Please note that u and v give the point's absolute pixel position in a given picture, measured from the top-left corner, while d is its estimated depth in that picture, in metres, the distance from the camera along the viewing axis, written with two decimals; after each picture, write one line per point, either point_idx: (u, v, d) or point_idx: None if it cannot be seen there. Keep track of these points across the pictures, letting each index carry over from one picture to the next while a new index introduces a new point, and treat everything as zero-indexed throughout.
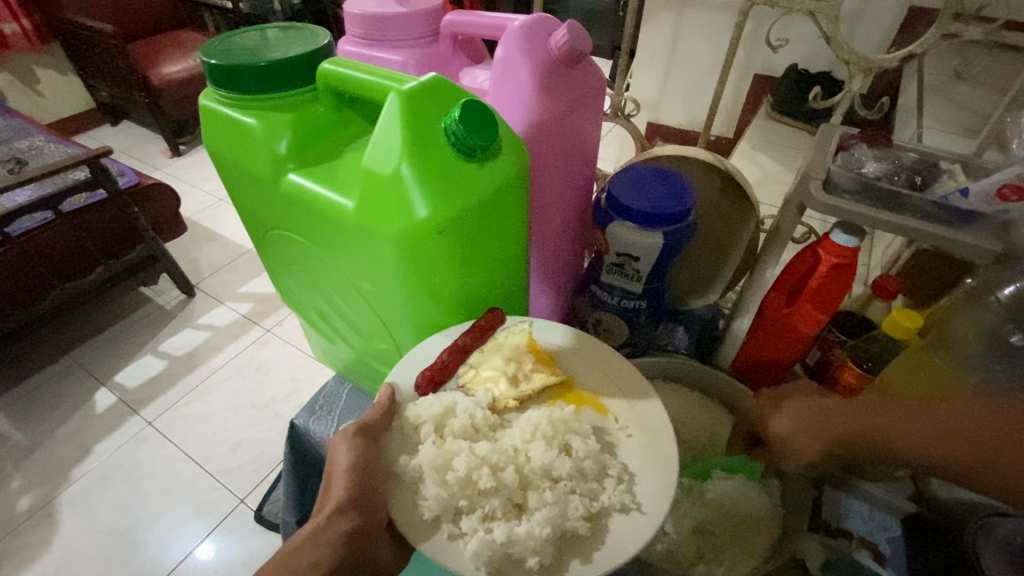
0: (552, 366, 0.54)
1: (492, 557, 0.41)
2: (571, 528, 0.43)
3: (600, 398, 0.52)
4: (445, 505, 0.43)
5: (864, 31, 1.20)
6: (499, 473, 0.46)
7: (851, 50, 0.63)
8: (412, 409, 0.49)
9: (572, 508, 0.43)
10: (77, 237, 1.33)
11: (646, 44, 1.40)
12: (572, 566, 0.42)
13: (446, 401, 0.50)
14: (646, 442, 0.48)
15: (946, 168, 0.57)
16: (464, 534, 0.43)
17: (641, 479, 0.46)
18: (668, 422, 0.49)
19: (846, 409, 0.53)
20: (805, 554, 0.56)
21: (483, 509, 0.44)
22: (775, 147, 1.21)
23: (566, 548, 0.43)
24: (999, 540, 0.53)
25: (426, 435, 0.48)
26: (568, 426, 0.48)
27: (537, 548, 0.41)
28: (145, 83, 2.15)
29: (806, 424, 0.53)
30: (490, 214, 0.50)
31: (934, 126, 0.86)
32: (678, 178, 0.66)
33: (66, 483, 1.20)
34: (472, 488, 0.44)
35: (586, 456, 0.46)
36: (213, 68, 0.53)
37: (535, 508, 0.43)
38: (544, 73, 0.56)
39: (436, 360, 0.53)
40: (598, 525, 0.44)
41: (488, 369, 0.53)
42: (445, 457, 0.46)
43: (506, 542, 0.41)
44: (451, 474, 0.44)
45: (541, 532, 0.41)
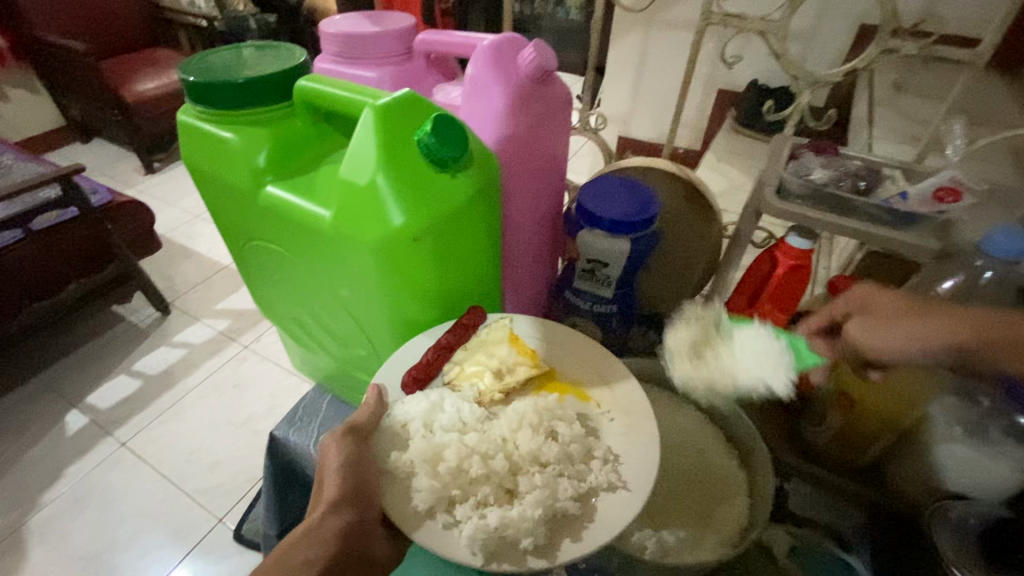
0: (536, 359, 0.55)
1: (488, 540, 0.43)
2: (562, 509, 0.45)
3: (582, 386, 0.55)
4: (439, 495, 0.45)
5: (819, 47, 1.27)
6: (489, 461, 0.48)
7: (799, 66, 0.68)
8: (400, 408, 0.51)
9: (561, 490, 0.45)
10: (47, 256, 1.31)
11: (615, 61, 1.45)
12: (564, 545, 0.44)
13: (433, 398, 0.51)
14: (626, 424, 0.51)
15: (888, 174, 0.62)
16: (458, 523, 0.45)
17: (625, 458, 0.49)
18: (646, 401, 0.52)
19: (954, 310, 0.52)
20: (772, 542, 0.60)
21: (476, 496, 0.46)
22: (740, 157, 1.26)
23: (557, 528, 0.45)
24: (955, 522, 0.53)
25: (416, 432, 0.49)
26: (552, 413, 0.51)
27: (530, 529, 0.43)
28: (118, 101, 2.13)
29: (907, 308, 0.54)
30: (464, 222, 0.53)
31: (883, 136, 0.91)
32: (643, 188, 0.70)
33: (35, 508, 1.17)
34: (463, 477, 0.47)
35: (571, 439, 0.49)
36: (191, 85, 0.54)
37: (526, 492, 0.46)
38: (514, 91, 0.59)
39: (421, 359, 0.55)
40: (586, 504, 0.46)
41: (473, 365, 0.55)
42: (435, 450, 0.48)
43: (500, 526, 0.43)
44: (442, 466, 0.47)
45: (533, 514, 0.43)
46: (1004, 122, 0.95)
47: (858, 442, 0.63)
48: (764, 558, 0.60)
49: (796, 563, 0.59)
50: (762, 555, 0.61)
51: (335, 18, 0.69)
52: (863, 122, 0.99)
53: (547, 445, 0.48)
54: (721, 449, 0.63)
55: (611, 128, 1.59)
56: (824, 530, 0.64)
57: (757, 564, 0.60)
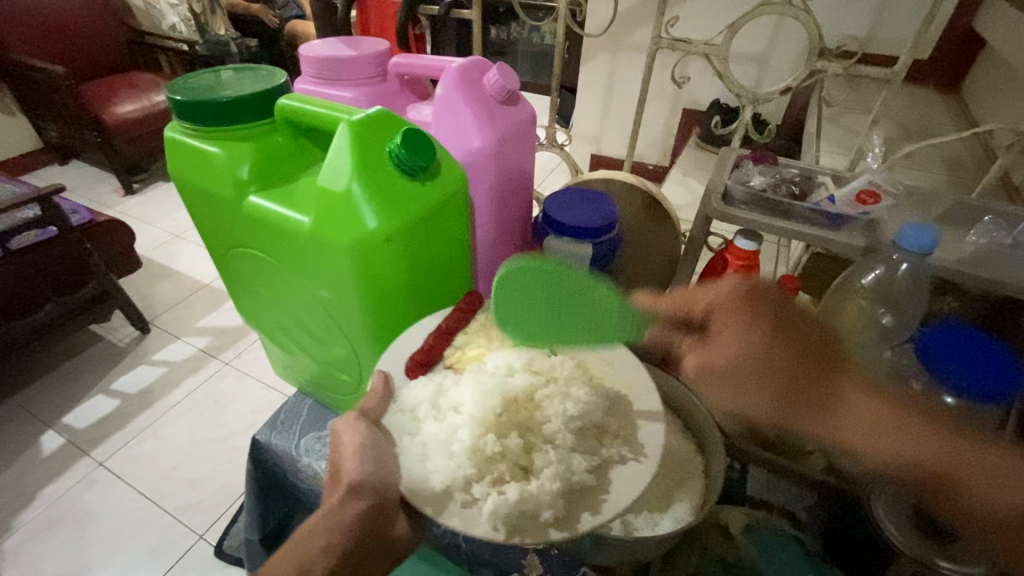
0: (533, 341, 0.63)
1: (509, 514, 0.46)
2: (579, 482, 0.48)
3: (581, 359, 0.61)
4: (455, 475, 0.48)
5: (773, 68, 1.36)
6: (504, 439, 0.51)
7: (742, 86, 0.74)
8: (407, 392, 0.56)
9: (577, 464, 0.49)
10: (25, 276, 1.32)
11: (584, 83, 1.53)
12: (584, 517, 0.47)
13: (438, 381, 0.57)
14: (626, 399, 0.58)
15: (820, 180, 0.69)
16: (476, 501, 0.48)
17: (635, 428, 0.54)
18: (646, 377, 0.59)
19: (791, 374, 0.50)
20: (729, 520, 0.64)
21: (493, 474, 0.49)
22: (703, 171, 1.33)
23: (576, 502, 0.48)
24: (891, 493, 0.57)
25: (426, 415, 0.54)
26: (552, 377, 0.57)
27: (550, 501, 0.46)
28: (97, 123, 2.15)
29: (753, 361, 0.50)
30: (431, 226, 0.57)
31: (827, 149, 0.99)
32: (603, 199, 0.75)
33: (10, 531, 1.15)
34: (480, 455, 0.50)
35: (588, 406, 0.53)
36: (177, 104, 0.58)
37: (542, 468, 0.48)
38: (480, 106, 0.64)
39: (424, 343, 0.60)
40: (602, 476, 0.50)
41: (473, 349, 0.61)
42: (450, 430, 0.52)
43: (521, 500, 0.46)
44: (457, 446, 0.50)
45: (552, 487, 0.47)
46: (935, 135, 1.05)
47: None
48: (720, 534, 0.65)
49: (749, 539, 0.63)
50: (719, 532, 0.65)
51: (315, 42, 0.74)
52: (811, 137, 1.08)
53: (556, 421, 0.52)
54: (684, 437, 0.68)
55: (582, 146, 1.66)
56: (779, 511, 0.68)
57: (712, 540, 0.64)
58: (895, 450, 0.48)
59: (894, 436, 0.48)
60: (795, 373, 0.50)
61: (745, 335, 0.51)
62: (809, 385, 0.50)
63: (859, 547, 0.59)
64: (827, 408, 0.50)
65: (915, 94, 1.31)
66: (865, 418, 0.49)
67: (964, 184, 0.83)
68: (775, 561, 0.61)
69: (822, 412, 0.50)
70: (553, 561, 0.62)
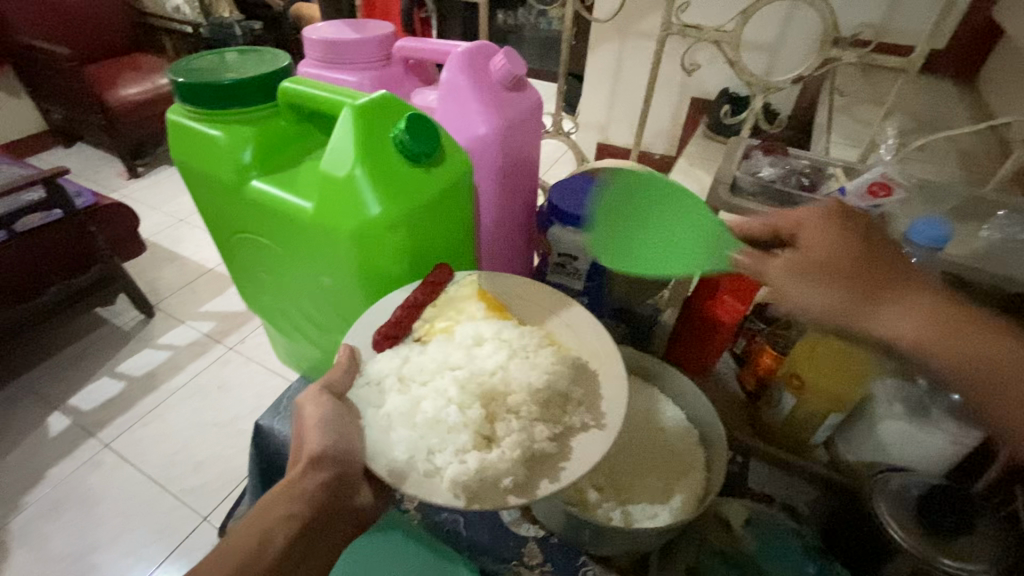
0: (505, 312, 0.58)
1: (468, 483, 0.44)
2: (539, 449, 0.46)
3: (551, 334, 0.58)
4: (417, 445, 0.46)
5: (785, 56, 1.34)
6: (465, 411, 0.48)
7: (752, 74, 0.73)
8: (374, 365, 0.53)
9: (538, 432, 0.46)
10: (30, 258, 1.32)
11: (590, 69, 1.50)
12: (542, 485, 0.45)
13: (405, 353, 0.53)
14: (593, 368, 0.54)
15: (830, 172, 0.68)
16: (440, 469, 0.45)
17: (600, 391, 0.51)
18: (610, 339, 0.55)
19: (870, 273, 0.49)
20: (728, 513, 0.65)
21: (454, 444, 0.46)
22: (710, 161, 1.32)
23: (535, 469, 0.46)
24: (897, 492, 0.57)
25: (391, 387, 0.51)
26: (519, 345, 0.54)
27: (509, 468, 0.44)
28: (101, 106, 2.14)
29: (824, 261, 0.50)
30: (436, 213, 0.57)
31: (838, 141, 0.98)
32: (611, 188, 0.74)
33: (19, 508, 1.17)
34: (441, 426, 0.47)
35: (553, 375, 0.50)
36: (180, 86, 0.58)
37: (503, 437, 0.46)
38: (486, 92, 0.63)
39: (392, 316, 0.56)
40: (564, 444, 0.48)
41: (444, 321, 0.56)
42: (413, 403, 0.49)
43: (481, 467, 0.44)
44: (420, 416, 0.48)
45: (512, 454, 0.45)
46: (948, 127, 1.03)
47: (809, 423, 0.69)
48: (721, 526, 0.64)
49: (751, 532, 0.63)
50: (720, 526, 0.64)
51: (318, 24, 0.73)
52: (822, 128, 1.06)
53: (520, 393, 0.49)
54: (687, 425, 0.68)
55: (589, 134, 1.64)
56: (779, 504, 0.69)
57: (710, 528, 0.64)
58: (956, 359, 0.47)
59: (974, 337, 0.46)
60: (870, 272, 0.49)
61: (822, 226, 0.52)
62: (889, 286, 0.48)
63: (857, 538, 0.60)
64: (908, 310, 0.48)
65: (929, 85, 1.28)
66: (940, 316, 0.48)
67: (977, 178, 0.81)
68: (773, 556, 0.61)
69: (904, 314, 0.48)
70: (552, 550, 0.64)
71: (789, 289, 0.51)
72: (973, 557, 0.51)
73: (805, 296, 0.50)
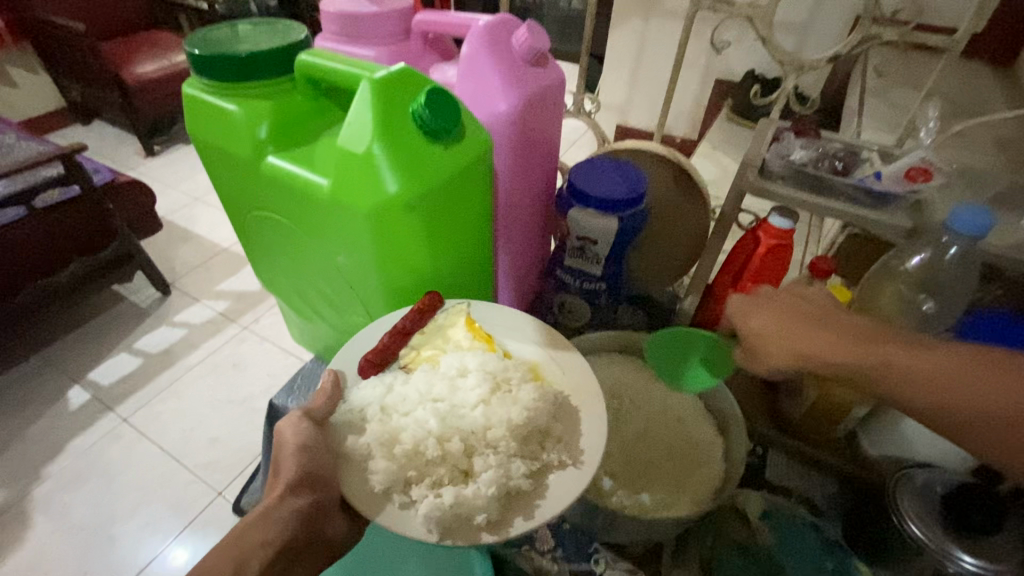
0: (492, 344, 0.57)
1: (443, 517, 0.44)
2: (515, 486, 0.46)
3: (534, 367, 0.56)
4: (394, 476, 0.46)
5: (815, 36, 1.28)
6: (444, 443, 0.49)
7: (783, 51, 0.70)
8: (356, 393, 0.53)
9: (514, 468, 0.47)
10: (48, 234, 1.33)
11: (611, 49, 1.46)
12: (516, 522, 0.45)
13: (388, 380, 0.53)
14: (573, 404, 0.53)
15: (866, 156, 0.65)
16: (414, 502, 0.46)
17: (580, 427, 0.51)
18: (593, 376, 0.55)
19: (822, 322, 0.48)
20: (747, 503, 0.63)
21: (432, 476, 0.47)
22: (733, 146, 1.30)
23: (510, 506, 0.47)
24: (920, 488, 0.56)
25: (373, 416, 0.51)
26: (501, 373, 0.54)
27: (484, 505, 0.45)
28: (119, 83, 2.14)
29: (778, 325, 0.49)
30: (455, 193, 0.55)
31: (869, 125, 0.94)
32: (632, 169, 0.71)
33: (39, 479, 1.20)
34: (419, 458, 0.48)
35: (533, 411, 0.50)
36: (196, 58, 0.56)
37: (480, 472, 0.47)
38: (508, 66, 0.61)
39: (378, 343, 0.56)
40: (539, 481, 0.48)
41: (429, 350, 0.57)
42: (392, 434, 0.49)
43: (455, 503, 0.44)
44: (398, 448, 0.48)
45: (487, 491, 0.45)
46: (986, 113, 0.98)
47: (832, 417, 0.68)
48: (739, 518, 0.63)
49: (768, 524, 0.63)
50: (738, 514, 0.64)
51: None
52: (853, 113, 1.02)
53: (499, 428, 0.49)
54: (701, 411, 0.67)
55: (608, 116, 1.60)
56: (798, 499, 0.67)
57: (729, 522, 0.63)
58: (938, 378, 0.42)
59: (845, 337, 0.46)
60: (824, 323, 0.48)
61: (765, 302, 0.51)
62: (846, 329, 0.47)
63: (875, 536, 0.58)
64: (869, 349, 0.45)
65: (967, 69, 1.23)
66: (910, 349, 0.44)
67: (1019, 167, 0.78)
68: (794, 549, 0.61)
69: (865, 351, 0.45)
70: (563, 535, 0.64)
71: (755, 356, 0.51)
72: (994, 553, 0.49)
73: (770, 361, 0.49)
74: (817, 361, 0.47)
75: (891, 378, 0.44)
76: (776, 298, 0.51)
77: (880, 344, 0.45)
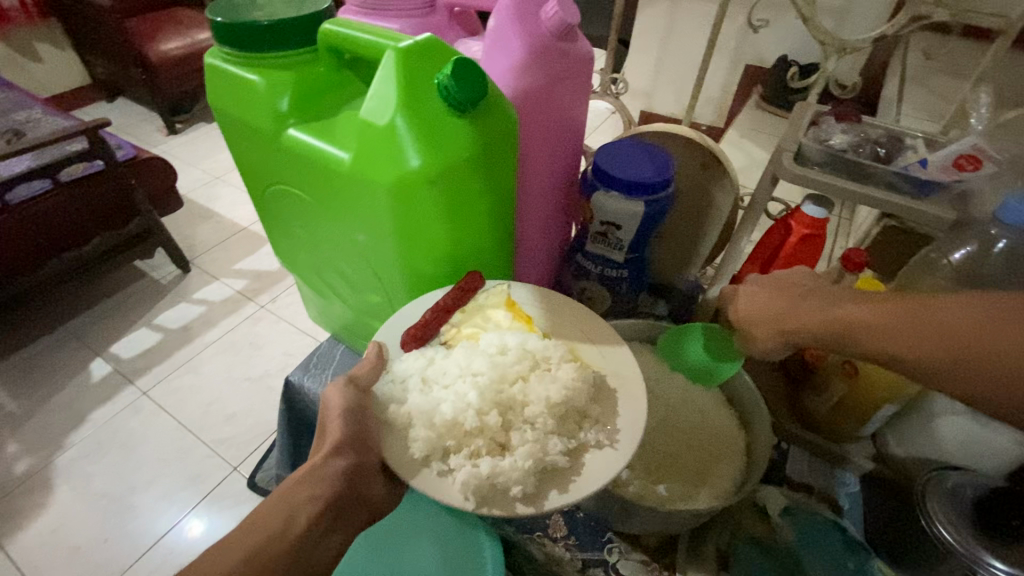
0: (532, 325, 0.57)
1: (479, 487, 0.44)
2: (552, 462, 0.46)
3: (573, 346, 0.55)
4: (433, 444, 0.46)
5: (853, 20, 1.23)
6: (483, 416, 0.48)
7: (827, 32, 0.66)
8: (399, 363, 0.53)
9: (552, 444, 0.46)
10: (72, 208, 1.34)
11: (638, 33, 1.43)
12: (551, 496, 0.45)
13: (430, 354, 0.53)
14: (611, 386, 0.52)
15: (910, 142, 0.61)
16: (452, 471, 0.46)
17: (616, 409, 0.50)
18: (636, 367, 0.53)
19: (807, 296, 0.49)
20: (767, 501, 0.62)
21: (469, 447, 0.47)
22: (761, 135, 1.27)
23: (546, 480, 0.46)
24: (950, 491, 0.54)
25: (413, 387, 0.50)
26: (539, 352, 0.53)
27: (520, 477, 0.44)
28: (142, 60, 2.15)
29: (763, 308, 0.51)
30: (479, 172, 0.53)
31: (909, 114, 0.91)
32: (660, 152, 0.68)
33: (63, 448, 1.23)
34: (459, 429, 0.47)
35: (572, 390, 0.49)
36: (219, 27, 0.55)
37: (518, 446, 0.46)
38: (537, 40, 0.58)
39: (421, 318, 0.56)
40: (576, 458, 0.47)
41: (470, 327, 0.57)
42: (433, 404, 0.48)
43: (491, 473, 0.44)
44: (438, 418, 0.47)
45: (524, 464, 0.44)
46: None
47: (861, 416, 0.65)
48: (756, 515, 0.62)
49: (788, 521, 0.60)
50: (755, 510, 0.62)
51: None
52: (891, 101, 0.99)
53: (538, 404, 0.48)
54: (724, 406, 0.65)
55: (632, 103, 1.57)
56: (819, 496, 0.65)
57: (746, 518, 0.62)
58: (893, 327, 0.42)
59: (814, 304, 0.47)
60: (805, 295, 0.49)
61: (758, 287, 0.53)
62: (827, 296, 0.47)
63: (907, 539, 0.56)
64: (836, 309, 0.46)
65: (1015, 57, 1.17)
66: (881, 305, 0.44)
67: None
68: (813, 544, 0.58)
69: (832, 312, 0.46)
70: (578, 523, 0.63)
71: (747, 339, 0.53)
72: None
73: (760, 339, 0.51)
74: (799, 330, 0.48)
75: (859, 335, 0.44)
76: (772, 283, 0.53)
77: (850, 305, 0.45)
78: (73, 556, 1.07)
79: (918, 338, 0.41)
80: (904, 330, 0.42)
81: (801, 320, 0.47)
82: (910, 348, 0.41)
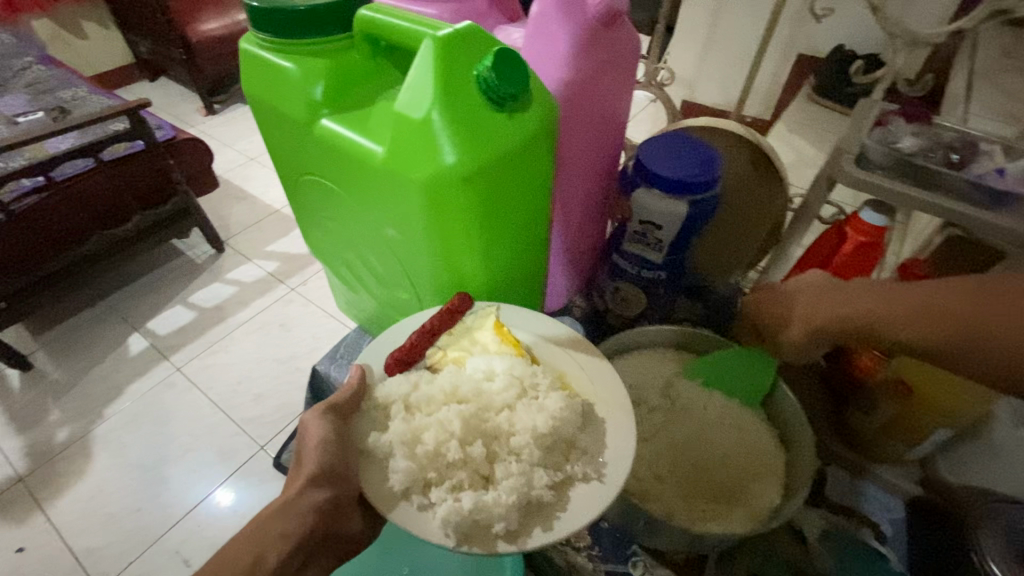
0: (519, 348, 0.54)
1: (461, 522, 0.42)
2: (537, 496, 0.43)
3: (561, 373, 0.53)
4: (413, 476, 0.44)
5: (918, 10, 1.15)
6: (466, 447, 0.47)
7: (897, 24, 0.61)
8: (384, 387, 0.51)
9: (537, 477, 0.44)
10: (114, 185, 1.37)
11: (684, 18, 1.36)
12: (535, 533, 0.42)
13: (413, 379, 0.51)
14: (598, 413, 0.50)
15: (986, 148, 0.56)
16: (433, 505, 0.44)
17: (605, 438, 0.48)
18: (622, 388, 0.51)
19: (848, 292, 0.48)
20: (803, 522, 0.59)
21: (451, 480, 0.45)
22: (813, 130, 1.20)
23: (530, 515, 0.44)
24: (1005, 527, 0.49)
25: (396, 414, 0.49)
26: (530, 377, 0.51)
27: (503, 513, 0.42)
28: (182, 40, 2.18)
29: (807, 307, 0.50)
30: (514, 169, 0.51)
31: (979, 113, 0.84)
32: (703, 147, 0.65)
33: (100, 419, 1.27)
34: (440, 460, 0.45)
35: (558, 420, 0.47)
36: (254, 12, 0.54)
37: (502, 479, 0.45)
38: (580, 29, 0.54)
39: (405, 342, 0.54)
40: (562, 493, 0.45)
41: (456, 350, 0.55)
42: (413, 432, 0.47)
43: (474, 509, 0.42)
44: (420, 447, 0.46)
45: (507, 499, 0.42)
46: None
47: (907, 438, 0.61)
48: (792, 537, 0.58)
49: (827, 546, 0.57)
50: (792, 534, 0.59)
51: None
52: (959, 96, 0.92)
53: (523, 434, 0.47)
54: (763, 425, 0.61)
55: (675, 91, 1.50)
56: (859, 519, 0.62)
57: (781, 539, 0.58)
58: (924, 321, 0.43)
59: (853, 296, 0.48)
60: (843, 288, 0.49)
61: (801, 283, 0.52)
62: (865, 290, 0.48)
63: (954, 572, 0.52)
64: (873, 302, 0.46)
65: None
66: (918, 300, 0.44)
67: None
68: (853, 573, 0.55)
69: (869, 305, 0.46)
70: (602, 534, 0.61)
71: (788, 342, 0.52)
72: None
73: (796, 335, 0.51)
74: (838, 327, 0.48)
75: (892, 326, 0.45)
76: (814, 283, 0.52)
77: (890, 300, 0.45)
78: (108, 523, 1.11)
79: (938, 328, 0.42)
80: (939, 321, 0.42)
81: (839, 313, 0.47)
82: (940, 340, 0.42)
